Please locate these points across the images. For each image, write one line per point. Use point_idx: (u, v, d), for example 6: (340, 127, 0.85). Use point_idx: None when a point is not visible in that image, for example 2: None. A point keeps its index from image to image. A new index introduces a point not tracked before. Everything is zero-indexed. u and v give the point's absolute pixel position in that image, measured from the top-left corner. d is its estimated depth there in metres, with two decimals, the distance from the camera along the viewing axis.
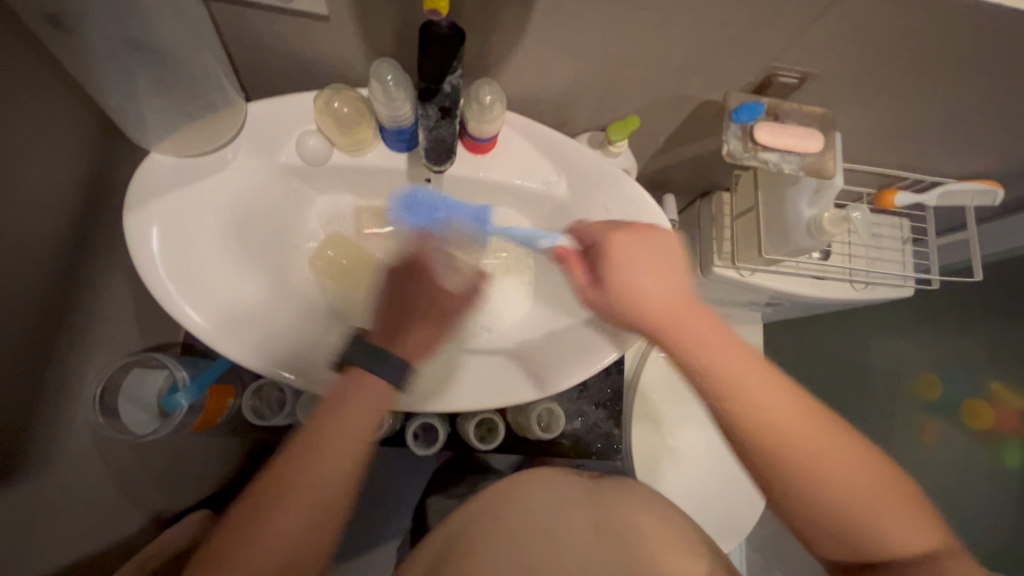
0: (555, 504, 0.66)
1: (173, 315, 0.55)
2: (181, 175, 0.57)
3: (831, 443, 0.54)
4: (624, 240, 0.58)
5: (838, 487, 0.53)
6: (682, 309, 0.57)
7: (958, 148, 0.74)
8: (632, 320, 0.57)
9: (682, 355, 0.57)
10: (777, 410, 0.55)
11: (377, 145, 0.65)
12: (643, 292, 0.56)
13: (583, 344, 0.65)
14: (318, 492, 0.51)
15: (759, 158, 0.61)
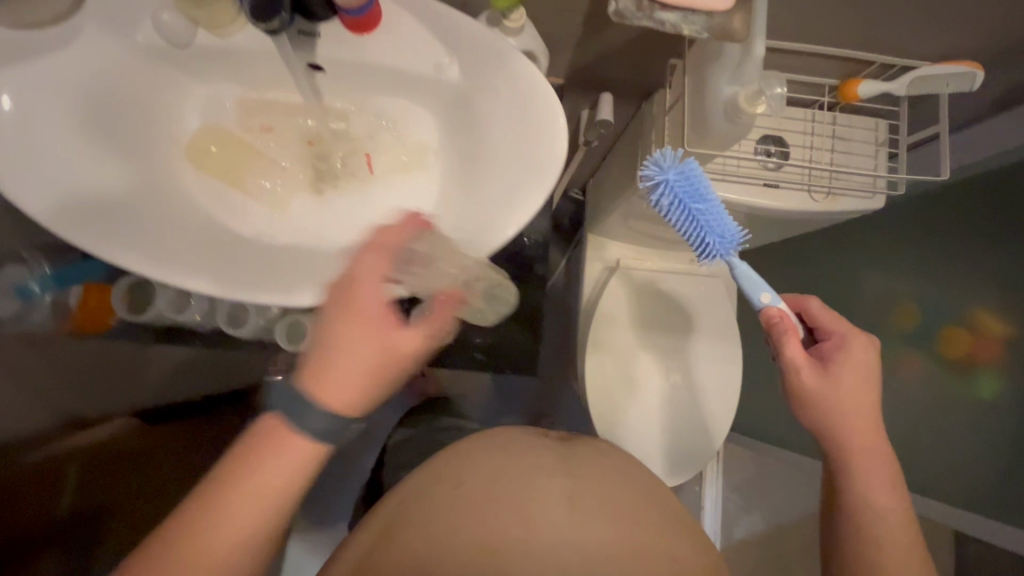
0: (520, 471, 0.50)
1: (17, 203, 0.54)
2: (18, 50, 0.53)
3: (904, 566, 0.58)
4: (861, 351, 0.64)
5: None
6: (869, 428, 0.62)
7: (922, 17, 0.63)
8: (831, 414, 0.63)
9: (846, 478, 0.62)
10: (875, 488, 0.61)
11: (245, 24, 0.60)
12: (846, 401, 0.62)
13: (483, 228, 0.62)
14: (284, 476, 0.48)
15: (654, 20, 0.51)
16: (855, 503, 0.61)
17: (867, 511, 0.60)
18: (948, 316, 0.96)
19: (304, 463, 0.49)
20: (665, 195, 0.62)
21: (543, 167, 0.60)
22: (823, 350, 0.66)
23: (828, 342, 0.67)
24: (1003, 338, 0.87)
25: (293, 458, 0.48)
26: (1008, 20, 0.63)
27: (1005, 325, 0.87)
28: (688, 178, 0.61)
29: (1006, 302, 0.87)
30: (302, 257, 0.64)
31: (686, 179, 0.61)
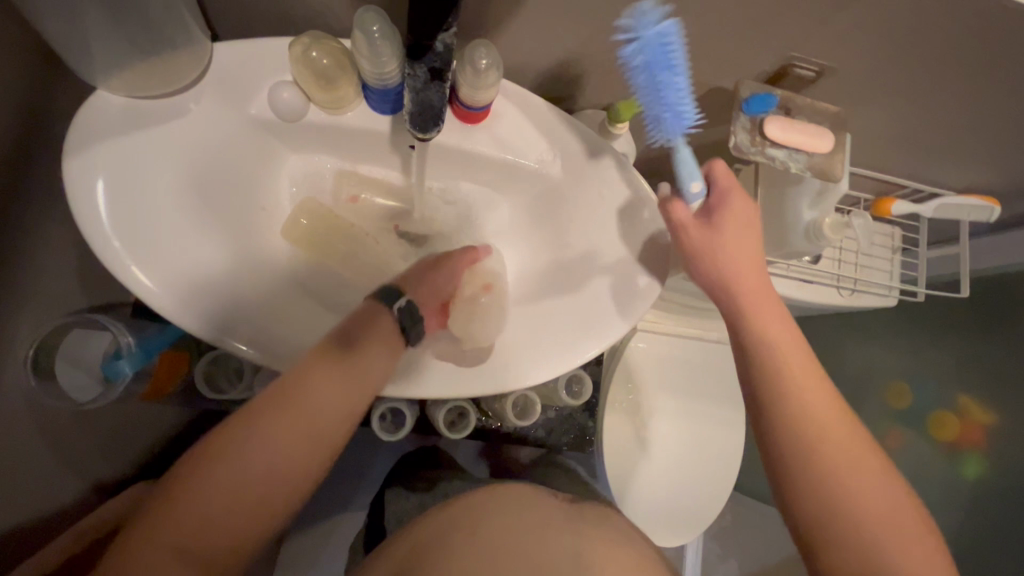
0: (536, 527, 0.59)
1: (114, 273, 0.50)
2: (129, 120, 0.51)
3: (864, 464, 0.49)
4: (743, 201, 0.58)
5: (879, 523, 0.46)
6: (761, 282, 0.57)
7: (963, 161, 0.72)
8: (712, 270, 0.56)
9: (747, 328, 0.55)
10: (852, 464, 0.49)
11: (359, 104, 0.59)
12: (734, 265, 0.56)
13: (589, 317, 0.60)
14: (249, 487, 0.42)
15: (766, 154, 0.57)
16: (802, 456, 0.49)
17: (815, 472, 0.48)
18: (938, 402, 1.07)
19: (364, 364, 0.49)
20: (634, 47, 0.46)
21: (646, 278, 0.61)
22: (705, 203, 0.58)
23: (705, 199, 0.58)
24: (988, 427, 0.98)
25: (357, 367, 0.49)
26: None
27: (991, 416, 0.98)
28: (661, 50, 0.46)
29: (989, 393, 0.98)
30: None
31: (665, 48, 0.46)
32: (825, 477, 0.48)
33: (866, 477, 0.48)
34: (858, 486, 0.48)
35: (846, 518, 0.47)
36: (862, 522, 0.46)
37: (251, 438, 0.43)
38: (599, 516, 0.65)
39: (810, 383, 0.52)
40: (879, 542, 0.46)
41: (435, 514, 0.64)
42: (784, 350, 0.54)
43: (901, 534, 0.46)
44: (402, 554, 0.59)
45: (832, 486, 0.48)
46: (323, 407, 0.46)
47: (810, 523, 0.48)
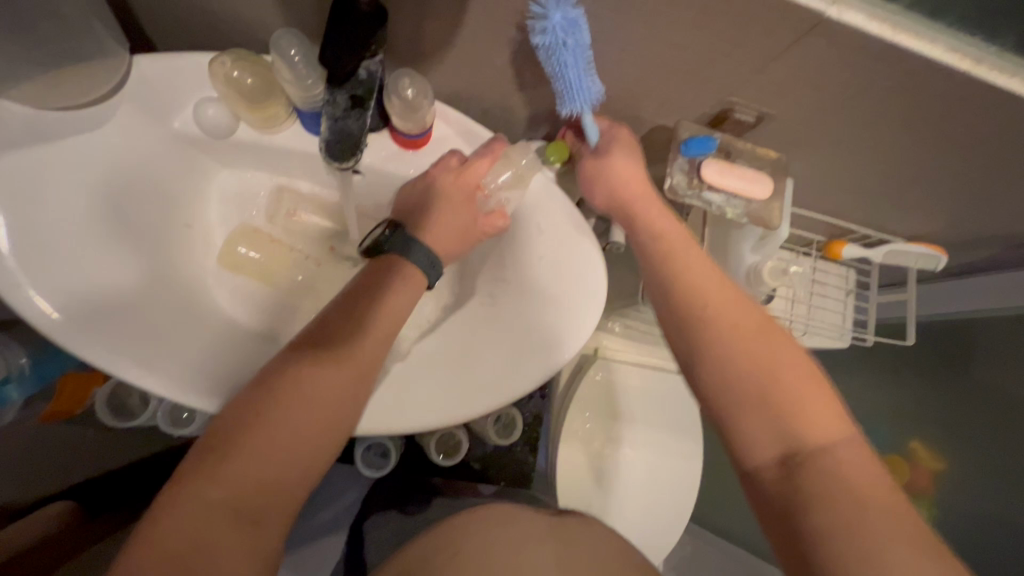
0: (518, 542, 0.62)
1: (4, 294, 0.47)
2: (35, 133, 0.48)
3: (765, 349, 0.45)
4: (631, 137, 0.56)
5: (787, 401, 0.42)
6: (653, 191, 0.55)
7: (909, 210, 0.72)
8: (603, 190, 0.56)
9: (640, 228, 0.54)
10: (741, 334, 0.46)
11: (291, 125, 0.57)
12: (628, 179, 0.55)
13: (516, 357, 0.57)
14: (271, 460, 0.39)
15: (703, 198, 0.57)
16: (704, 350, 0.46)
17: (711, 351, 0.46)
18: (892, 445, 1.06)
19: (378, 336, 0.48)
20: (544, 37, 0.43)
21: (583, 318, 0.57)
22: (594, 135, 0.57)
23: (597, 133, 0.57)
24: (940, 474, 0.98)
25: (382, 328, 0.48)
26: (976, 224, 0.73)
27: (943, 462, 0.98)
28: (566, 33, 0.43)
29: (942, 439, 0.99)
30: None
31: (574, 30, 0.43)
32: (720, 355, 0.46)
33: (763, 346, 0.45)
34: (754, 355, 0.44)
35: (750, 385, 0.44)
36: (761, 387, 0.43)
37: (265, 415, 0.40)
38: (580, 530, 0.68)
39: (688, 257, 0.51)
40: (782, 403, 0.42)
41: (424, 538, 0.66)
42: (673, 238, 0.53)
43: (796, 388, 0.43)
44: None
45: (730, 357, 0.45)
46: (333, 378, 0.44)
47: (713, 403, 0.46)
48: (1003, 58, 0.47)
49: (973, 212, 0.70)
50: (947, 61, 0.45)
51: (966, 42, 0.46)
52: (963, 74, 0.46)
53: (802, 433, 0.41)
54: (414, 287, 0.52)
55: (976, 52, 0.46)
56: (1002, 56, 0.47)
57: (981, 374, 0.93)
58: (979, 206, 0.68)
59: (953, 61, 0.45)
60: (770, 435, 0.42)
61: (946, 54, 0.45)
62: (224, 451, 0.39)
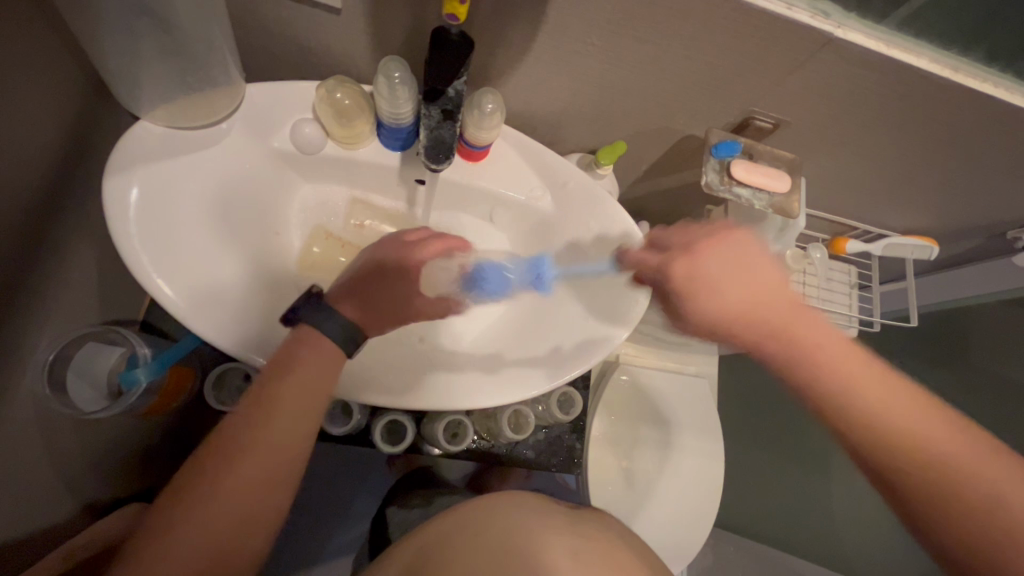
0: (541, 528, 0.62)
1: (141, 286, 0.53)
2: (167, 147, 0.56)
3: (888, 396, 0.51)
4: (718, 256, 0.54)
5: (927, 435, 0.49)
6: (780, 294, 0.53)
7: (903, 206, 0.82)
8: (732, 309, 0.53)
9: (780, 336, 0.53)
10: (860, 384, 0.51)
11: (373, 141, 0.65)
12: (736, 297, 0.53)
13: (561, 350, 0.65)
14: (257, 478, 0.47)
15: (733, 192, 0.67)
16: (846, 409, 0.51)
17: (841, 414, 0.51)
18: None
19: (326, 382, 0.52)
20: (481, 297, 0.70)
21: (628, 310, 0.65)
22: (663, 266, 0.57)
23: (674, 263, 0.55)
24: None
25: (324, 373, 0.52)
26: (962, 216, 0.83)
27: None
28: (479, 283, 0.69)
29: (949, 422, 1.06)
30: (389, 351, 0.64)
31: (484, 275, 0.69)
32: (864, 416, 0.50)
33: (898, 406, 0.50)
34: (886, 421, 0.50)
35: (896, 443, 0.49)
36: (909, 444, 0.49)
37: (254, 438, 0.48)
38: (597, 526, 0.66)
39: (789, 319, 0.53)
40: (933, 451, 0.48)
41: (443, 516, 0.67)
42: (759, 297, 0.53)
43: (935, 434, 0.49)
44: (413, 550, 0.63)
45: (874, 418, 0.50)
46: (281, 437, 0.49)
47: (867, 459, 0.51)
48: (975, 67, 0.58)
49: (959, 205, 0.80)
50: (932, 69, 0.56)
51: (944, 55, 0.57)
52: (947, 80, 0.57)
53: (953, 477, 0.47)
54: (320, 341, 0.52)
55: (954, 63, 0.57)
56: (973, 66, 0.58)
57: (977, 359, 1.02)
58: (964, 199, 0.78)
59: (937, 70, 0.56)
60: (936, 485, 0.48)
61: (931, 64, 0.56)
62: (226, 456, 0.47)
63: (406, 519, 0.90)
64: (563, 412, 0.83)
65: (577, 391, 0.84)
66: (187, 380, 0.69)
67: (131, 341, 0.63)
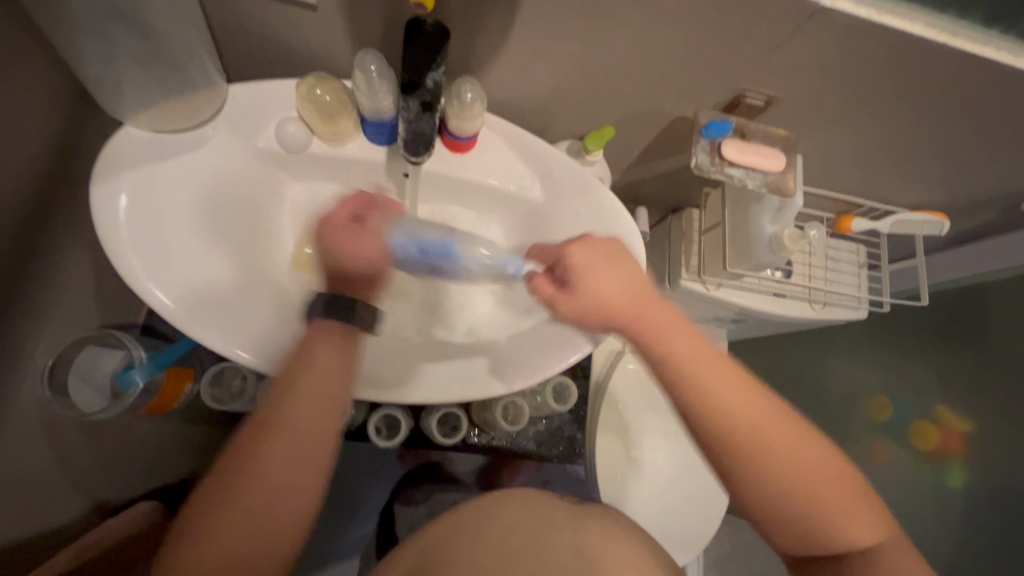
0: (539, 524, 0.62)
1: (134, 289, 0.54)
2: (154, 151, 0.57)
3: (781, 436, 0.52)
4: (602, 274, 0.54)
5: (795, 479, 0.51)
6: (637, 300, 0.55)
7: (910, 180, 0.79)
8: (596, 319, 0.55)
9: (646, 345, 0.54)
10: (738, 414, 0.52)
11: (358, 137, 0.65)
12: (606, 295, 0.54)
13: (553, 340, 0.63)
14: (296, 467, 0.49)
15: (725, 173, 0.66)
16: (720, 445, 0.53)
17: (709, 417, 0.52)
18: (920, 413, 1.10)
19: (340, 372, 0.51)
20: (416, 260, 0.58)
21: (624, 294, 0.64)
22: (557, 273, 0.56)
23: (558, 266, 0.56)
24: (966, 435, 1.02)
25: (332, 365, 0.51)
26: (973, 189, 0.80)
27: (967, 423, 1.02)
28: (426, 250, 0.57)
29: (966, 403, 1.02)
30: (384, 343, 0.63)
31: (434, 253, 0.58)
32: (712, 420, 0.52)
33: (742, 412, 0.52)
34: (751, 428, 0.52)
35: (739, 444, 0.52)
36: (775, 470, 0.51)
37: (280, 430, 0.49)
38: (598, 521, 0.65)
39: (669, 336, 0.54)
40: (776, 457, 0.51)
41: (444, 519, 0.66)
42: (624, 296, 0.54)
43: (782, 442, 0.52)
44: (425, 543, 0.63)
45: (727, 419, 0.52)
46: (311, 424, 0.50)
47: (725, 461, 0.53)
48: (974, 30, 0.55)
49: (969, 177, 0.77)
50: (927, 35, 0.53)
51: (941, 20, 0.54)
52: (944, 45, 0.54)
53: (797, 484, 0.51)
54: (331, 332, 0.51)
55: (951, 27, 0.54)
56: (972, 29, 0.55)
57: (997, 337, 0.98)
58: (973, 170, 0.75)
59: (932, 36, 0.54)
60: (776, 493, 0.52)
61: (926, 30, 0.53)
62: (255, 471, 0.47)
63: (412, 516, 0.92)
64: (558, 400, 0.83)
65: (571, 379, 0.83)
66: (186, 381, 0.68)
67: (129, 344, 0.64)
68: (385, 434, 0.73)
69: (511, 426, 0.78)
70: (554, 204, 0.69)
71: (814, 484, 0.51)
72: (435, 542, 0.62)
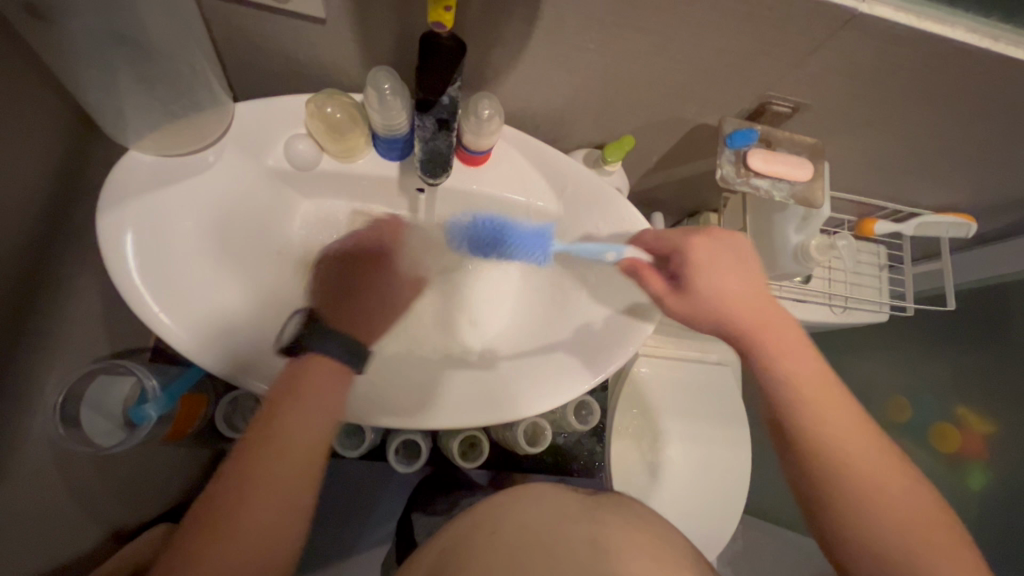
0: (555, 518, 0.59)
1: (144, 321, 0.52)
2: (159, 174, 0.54)
3: (863, 450, 0.53)
4: (728, 262, 0.58)
5: (875, 495, 0.51)
6: (764, 305, 0.57)
7: (938, 182, 0.76)
8: (706, 318, 0.57)
9: (752, 354, 0.57)
10: (830, 424, 0.54)
11: (369, 153, 0.62)
12: (727, 295, 0.57)
13: (582, 360, 0.61)
14: (285, 479, 0.48)
15: (750, 184, 0.64)
16: (812, 459, 0.53)
17: (806, 437, 0.53)
18: (939, 414, 1.09)
19: (336, 393, 0.53)
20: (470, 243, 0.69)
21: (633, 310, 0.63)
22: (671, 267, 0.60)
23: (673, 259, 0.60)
24: (988, 437, 1.00)
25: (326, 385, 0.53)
26: (1002, 190, 0.77)
27: (992, 426, 1.00)
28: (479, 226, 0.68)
29: (989, 404, 1.01)
30: (401, 365, 0.62)
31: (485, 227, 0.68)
32: (804, 426, 0.54)
33: (847, 418, 0.54)
34: (846, 440, 0.53)
35: (826, 453, 0.52)
36: (858, 487, 0.51)
37: (270, 446, 0.49)
38: (616, 509, 0.63)
39: (781, 342, 0.56)
40: (858, 472, 0.51)
41: (460, 518, 0.63)
42: (737, 294, 0.57)
43: (863, 453, 0.52)
44: (436, 552, 0.59)
45: (815, 431, 0.53)
46: (299, 443, 0.50)
47: (813, 471, 0.53)
48: (1016, 33, 0.53)
49: (998, 179, 0.74)
50: (967, 40, 0.51)
51: (981, 24, 0.52)
52: (985, 51, 0.52)
53: (890, 499, 0.50)
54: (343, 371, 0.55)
55: (992, 31, 0.52)
56: (1015, 33, 0.52)
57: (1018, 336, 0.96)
58: (1003, 172, 0.73)
59: (973, 41, 0.51)
60: (882, 517, 0.50)
61: (966, 35, 0.51)
62: (243, 483, 0.47)
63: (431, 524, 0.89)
64: (578, 419, 0.82)
65: (589, 396, 0.82)
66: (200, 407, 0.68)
67: (140, 373, 0.63)
68: (405, 460, 0.72)
69: (532, 448, 0.77)
70: (571, 219, 0.67)
71: (908, 505, 0.50)
72: (449, 545, 0.59)
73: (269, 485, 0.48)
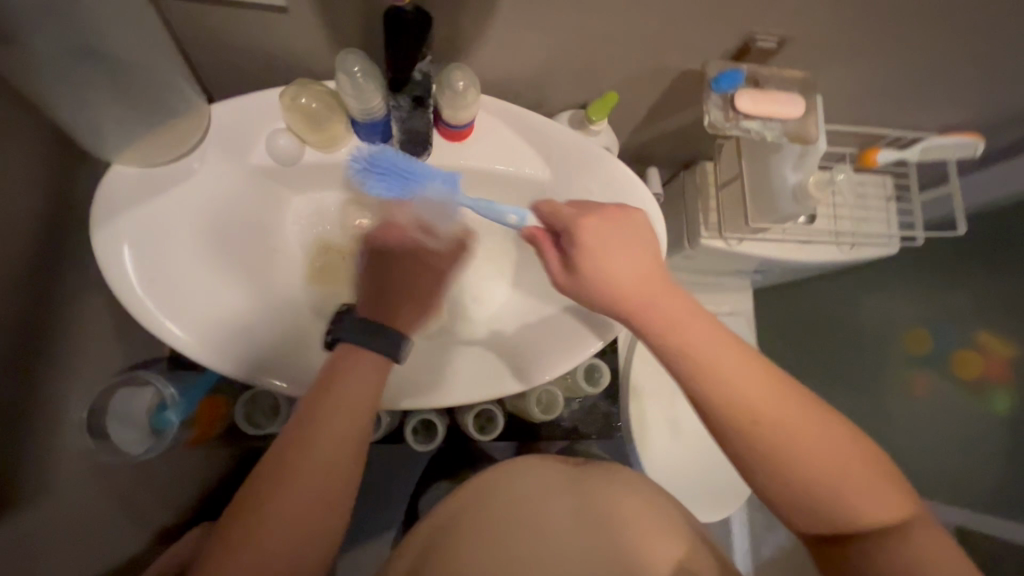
0: (539, 491, 0.60)
1: (154, 331, 0.54)
2: (147, 188, 0.55)
3: (789, 413, 0.50)
4: (595, 234, 0.52)
5: (804, 456, 0.49)
6: (653, 281, 0.53)
7: (941, 102, 0.73)
8: (597, 302, 0.54)
9: (647, 332, 0.53)
10: (746, 389, 0.51)
11: (351, 140, 0.61)
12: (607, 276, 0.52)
13: (550, 345, 0.60)
14: (327, 465, 0.49)
15: (741, 127, 0.63)
16: (732, 433, 0.51)
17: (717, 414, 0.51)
18: (959, 341, 1.07)
19: (376, 387, 0.52)
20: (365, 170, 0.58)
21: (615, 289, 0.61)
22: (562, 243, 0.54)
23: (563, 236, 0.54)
24: (1010, 359, 0.99)
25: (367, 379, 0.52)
26: (1010, 102, 0.74)
27: (1012, 347, 0.99)
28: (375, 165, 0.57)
29: (1010, 326, 0.99)
30: None
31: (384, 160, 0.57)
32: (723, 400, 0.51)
33: (759, 387, 0.51)
34: (750, 408, 0.50)
35: (758, 421, 0.50)
36: (785, 456, 0.49)
37: (309, 442, 0.49)
38: (605, 475, 0.63)
39: (680, 317, 0.53)
40: (792, 435, 0.49)
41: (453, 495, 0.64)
42: (624, 271, 0.53)
43: (785, 413, 0.50)
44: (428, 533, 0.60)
45: (738, 401, 0.51)
46: (341, 434, 0.50)
47: (738, 444, 0.51)
48: None
49: (1004, 92, 0.71)
50: None
51: None
52: None
53: (812, 461, 0.49)
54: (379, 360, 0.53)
55: None
56: None
57: None
58: (1009, 84, 0.70)
59: None
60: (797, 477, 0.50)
61: None
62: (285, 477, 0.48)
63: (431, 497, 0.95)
64: (589, 383, 0.82)
65: (601, 359, 0.82)
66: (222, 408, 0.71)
67: (158, 381, 0.65)
68: (423, 439, 0.74)
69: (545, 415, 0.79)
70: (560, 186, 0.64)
71: (837, 455, 0.49)
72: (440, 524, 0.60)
73: (314, 473, 0.49)
